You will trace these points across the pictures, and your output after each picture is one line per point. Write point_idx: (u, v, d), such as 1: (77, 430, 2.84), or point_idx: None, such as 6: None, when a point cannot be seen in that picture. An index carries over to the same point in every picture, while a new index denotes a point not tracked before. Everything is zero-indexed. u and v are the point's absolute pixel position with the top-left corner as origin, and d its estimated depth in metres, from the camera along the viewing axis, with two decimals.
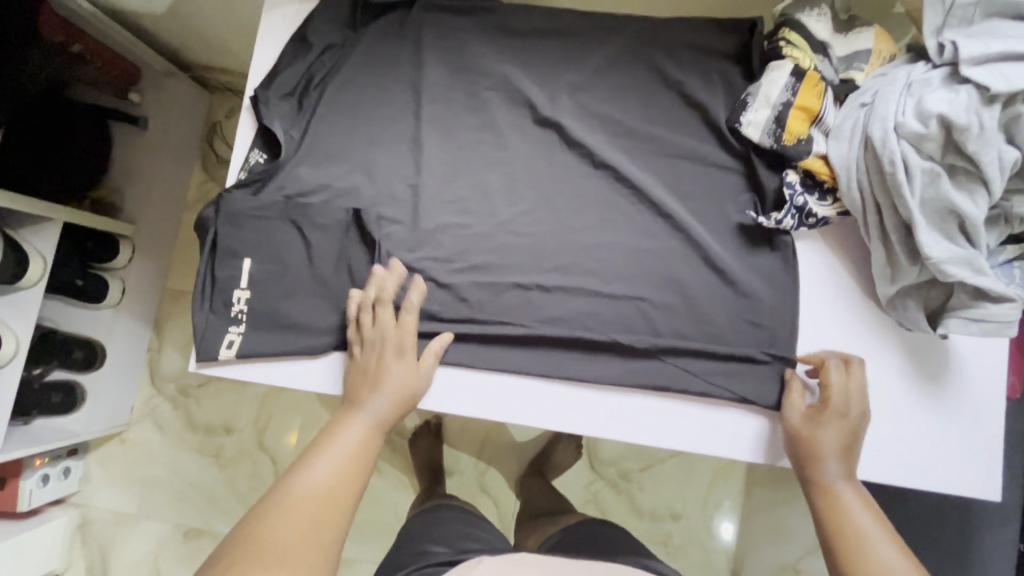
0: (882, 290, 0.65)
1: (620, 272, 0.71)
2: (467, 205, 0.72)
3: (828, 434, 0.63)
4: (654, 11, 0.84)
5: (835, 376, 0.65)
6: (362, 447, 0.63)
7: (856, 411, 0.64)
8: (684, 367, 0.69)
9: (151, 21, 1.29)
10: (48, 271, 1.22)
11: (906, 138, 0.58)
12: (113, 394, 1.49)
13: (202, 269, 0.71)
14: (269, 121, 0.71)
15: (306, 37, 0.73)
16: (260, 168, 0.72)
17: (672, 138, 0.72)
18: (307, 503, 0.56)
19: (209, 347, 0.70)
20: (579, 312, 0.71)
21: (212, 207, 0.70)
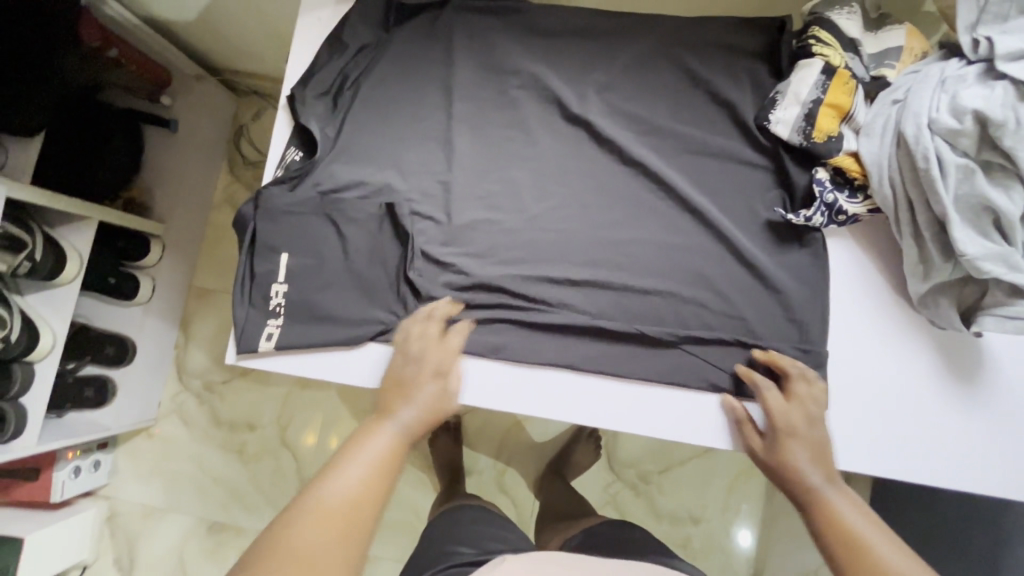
0: (915, 288, 0.65)
1: (648, 268, 0.71)
2: (497, 202, 0.74)
3: (793, 451, 0.63)
4: (680, 11, 0.84)
5: (771, 396, 0.66)
6: (389, 458, 0.60)
7: (807, 424, 0.65)
8: (710, 361, 0.70)
9: (184, 28, 1.33)
10: (83, 269, 1.26)
11: (940, 134, 0.58)
12: (142, 389, 1.53)
13: (241, 265, 0.74)
14: (306, 119, 0.73)
15: (340, 38, 0.76)
16: (296, 165, 0.75)
17: (700, 135, 0.72)
18: (334, 515, 0.53)
19: (249, 339, 0.73)
20: (606, 306, 0.71)
21: (251, 204, 0.73)
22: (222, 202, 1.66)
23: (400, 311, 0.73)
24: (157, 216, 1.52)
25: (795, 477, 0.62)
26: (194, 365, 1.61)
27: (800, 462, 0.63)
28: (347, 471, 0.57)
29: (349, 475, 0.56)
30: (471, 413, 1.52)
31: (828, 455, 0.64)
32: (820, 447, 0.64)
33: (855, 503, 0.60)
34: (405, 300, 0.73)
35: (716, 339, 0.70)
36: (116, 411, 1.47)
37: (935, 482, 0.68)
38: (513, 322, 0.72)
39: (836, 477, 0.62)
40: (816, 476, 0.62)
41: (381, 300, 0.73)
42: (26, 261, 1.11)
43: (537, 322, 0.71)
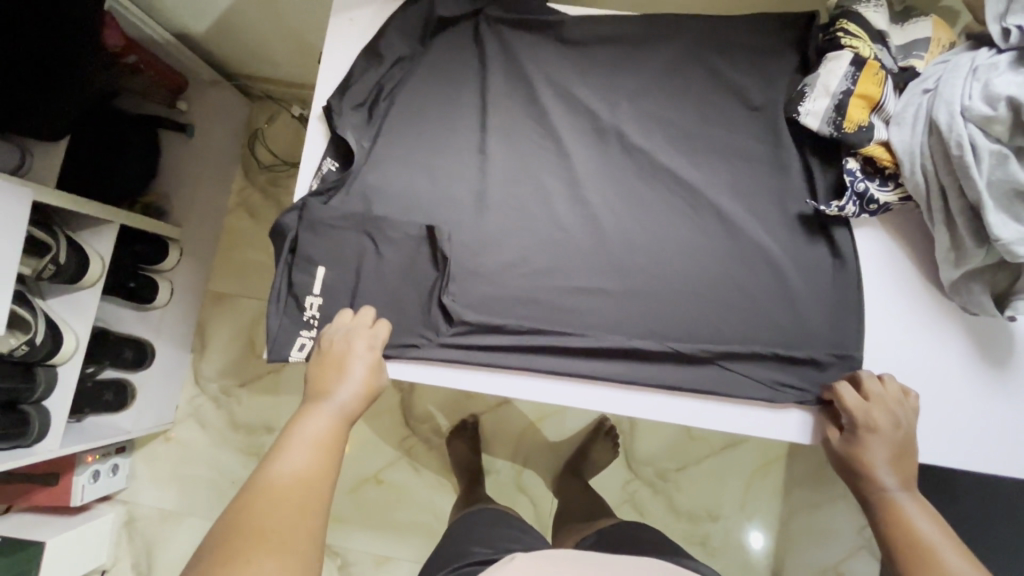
0: (946, 274, 0.66)
1: (679, 276, 0.73)
2: (531, 195, 0.75)
3: (870, 451, 0.64)
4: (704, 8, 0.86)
5: (851, 398, 0.65)
6: (330, 436, 0.62)
7: (888, 424, 0.64)
8: (746, 374, 0.71)
9: (202, 34, 1.34)
10: (105, 271, 1.27)
11: (973, 121, 0.59)
12: (160, 393, 1.53)
13: (279, 275, 0.75)
14: (342, 130, 0.74)
15: (377, 49, 0.77)
16: (333, 177, 0.76)
17: (731, 136, 0.74)
18: (287, 491, 0.55)
19: (281, 348, 0.74)
20: (640, 322, 0.73)
21: (295, 215, 0.75)
22: (236, 207, 1.66)
23: (431, 335, 0.74)
24: (175, 220, 1.54)
25: (870, 478, 0.64)
26: (212, 370, 1.61)
27: (876, 463, 0.64)
28: (292, 454, 0.59)
29: (296, 460, 0.58)
30: (488, 414, 1.52)
31: (906, 458, 0.64)
32: (901, 451, 0.64)
33: (924, 508, 0.62)
34: (437, 324, 0.74)
35: (751, 353, 0.71)
36: (135, 414, 1.48)
37: (969, 466, 0.69)
38: (546, 348, 0.73)
39: (910, 481, 0.63)
40: (891, 481, 0.63)
41: (413, 325, 0.74)
42: (50, 264, 1.12)
43: (571, 345, 0.72)
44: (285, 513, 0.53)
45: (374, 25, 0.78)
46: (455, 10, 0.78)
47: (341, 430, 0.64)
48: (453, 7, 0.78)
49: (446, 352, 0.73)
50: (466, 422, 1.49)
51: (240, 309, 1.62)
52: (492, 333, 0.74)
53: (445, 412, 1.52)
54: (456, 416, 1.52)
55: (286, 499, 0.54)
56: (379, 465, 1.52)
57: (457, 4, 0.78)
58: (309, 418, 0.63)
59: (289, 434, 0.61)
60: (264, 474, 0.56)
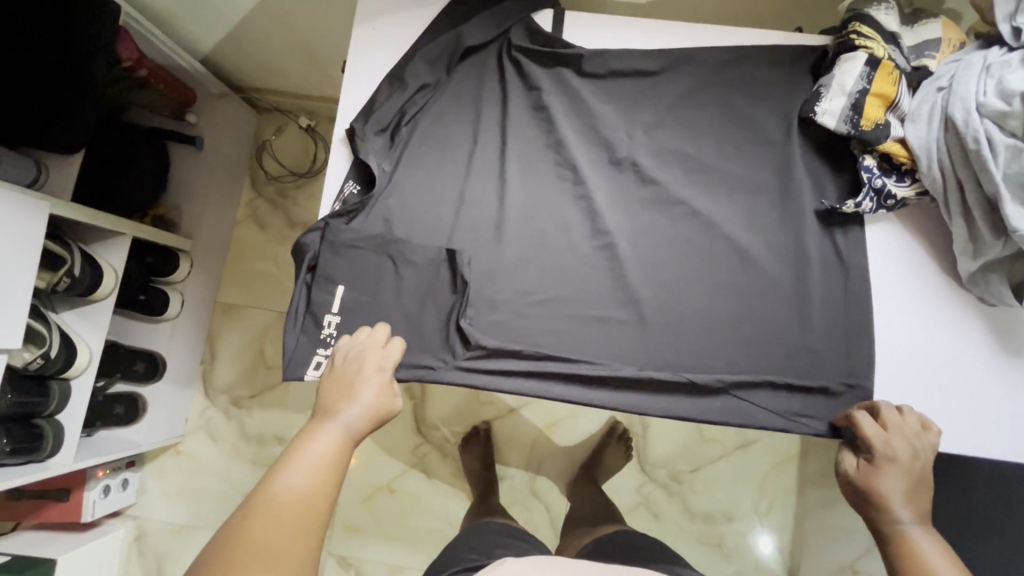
0: (965, 266, 0.68)
1: (695, 308, 0.74)
2: (553, 197, 0.76)
3: (886, 479, 0.62)
4: (718, 18, 0.90)
5: (869, 426, 0.65)
6: (335, 458, 0.59)
7: (907, 455, 0.63)
8: (760, 405, 0.72)
9: (214, 47, 1.36)
10: (118, 283, 1.27)
11: (989, 117, 0.61)
12: (170, 406, 1.52)
13: (298, 294, 0.74)
14: (365, 155, 0.73)
15: (402, 76, 0.76)
16: (354, 200, 0.74)
17: (745, 146, 0.76)
18: (279, 517, 0.52)
19: (297, 367, 0.73)
20: (654, 352, 0.74)
21: (316, 234, 0.73)
22: (247, 216, 1.67)
23: (446, 359, 0.73)
24: (184, 232, 1.54)
25: (884, 508, 0.61)
26: (221, 381, 1.60)
27: (894, 495, 0.61)
28: (294, 473, 0.55)
29: (294, 481, 0.55)
30: (500, 417, 1.51)
31: (924, 495, 0.62)
32: (917, 484, 0.62)
33: (946, 550, 0.57)
34: (453, 347, 0.73)
35: (759, 383, 0.72)
36: (147, 428, 1.47)
37: (991, 455, 0.70)
38: (560, 377, 0.73)
39: (927, 518, 0.60)
40: (907, 513, 0.60)
41: (430, 348, 0.73)
42: (65, 277, 1.13)
43: (585, 374, 0.73)
44: (273, 542, 0.51)
45: (396, 34, 0.78)
46: (480, 36, 0.76)
47: (347, 450, 0.61)
48: (478, 33, 0.76)
49: (464, 377, 0.73)
50: (478, 427, 1.49)
51: (249, 319, 1.62)
52: (508, 360, 0.73)
53: (457, 419, 1.52)
54: (468, 423, 1.52)
55: (278, 527, 0.52)
56: (391, 473, 1.51)
57: (481, 24, 0.77)
58: (315, 436, 0.60)
59: (294, 450, 0.58)
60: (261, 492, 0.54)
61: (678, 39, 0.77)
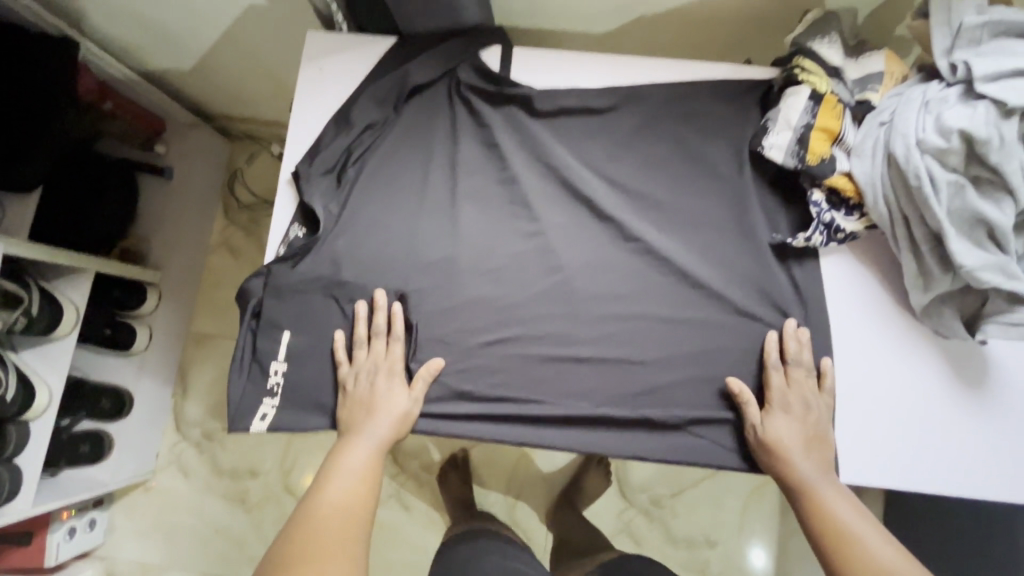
0: (916, 299, 0.67)
1: (651, 344, 0.72)
2: (502, 234, 0.74)
3: (786, 433, 0.67)
4: (670, 40, 0.93)
5: (776, 380, 0.69)
6: (369, 469, 0.65)
7: (802, 407, 0.68)
8: (714, 441, 0.71)
9: (179, 79, 1.36)
10: (80, 321, 1.24)
11: (928, 153, 0.60)
12: (139, 442, 1.49)
13: (243, 340, 0.72)
14: (310, 198, 0.72)
15: (348, 116, 0.75)
16: (299, 243, 0.72)
17: (697, 180, 0.75)
18: (333, 523, 0.60)
19: (243, 417, 0.71)
20: (610, 392, 0.71)
21: (259, 280, 0.72)
22: (218, 245, 1.65)
23: None
24: (152, 264, 1.52)
25: (787, 462, 0.66)
26: (193, 414, 1.57)
27: (795, 451, 0.67)
28: (338, 489, 0.63)
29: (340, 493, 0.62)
30: (478, 445, 1.47)
31: (817, 443, 0.68)
32: (813, 434, 0.68)
33: (841, 494, 0.66)
34: None
35: (714, 418, 0.71)
36: (114, 466, 1.43)
37: (957, 492, 0.68)
38: (515, 418, 0.71)
39: (821, 467, 0.67)
40: (808, 467, 0.66)
41: None
42: (22, 317, 1.10)
43: (539, 416, 0.70)
44: (344, 545, 0.58)
45: (343, 73, 0.77)
46: (427, 75, 0.76)
47: (379, 459, 0.67)
48: (425, 72, 0.76)
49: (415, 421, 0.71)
50: (456, 455, 1.46)
51: (220, 350, 1.59)
52: (459, 400, 0.71)
53: (433, 448, 1.49)
54: (445, 451, 1.49)
55: (336, 531, 0.59)
56: None
57: (428, 62, 0.76)
58: (347, 454, 0.66)
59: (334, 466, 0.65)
60: (315, 508, 0.61)
61: (626, 75, 0.77)
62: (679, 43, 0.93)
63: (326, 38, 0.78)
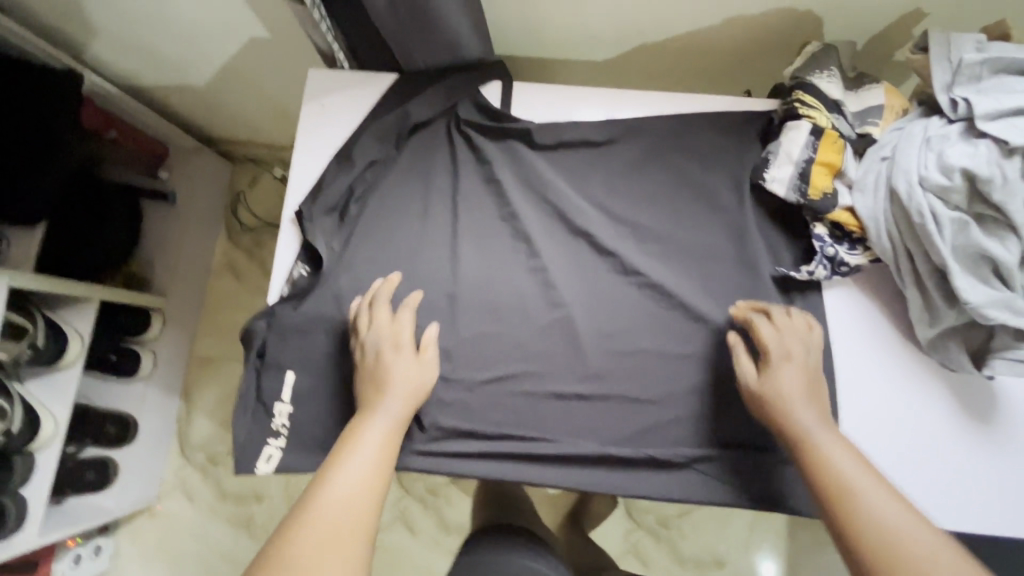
0: (923, 333, 0.66)
1: (656, 380, 0.72)
2: (504, 270, 0.73)
3: (784, 381, 0.62)
4: (669, 65, 0.94)
5: (766, 328, 0.65)
6: (383, 446, 0.59)
7: (799, 352, 0.64)
8: (722, 479, 0.70)
9: (183, 105, 1.37)
10: (85, 350, 1.25)
11: (931, 190, 0.60)
12: (144, 468, 1.49)
13: (247, 380, 0.72)
14: (313, 238, 0.72)
15: (349, 154, 0.75)
16: (303, 284, 0.73)
17: (699, 212, 0.74)
18: (340, 508, 0.52)
19: (249, 458, 0.70)
20: (615, 428, 0.71)
21: (263, 321, 0.72)
22: (220, 267, 1.65)
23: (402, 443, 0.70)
24: (157, 289, 1.53)
25: (788, 412, 0.61)
26: (197, 437, 1.57)
27: (795, 402, 0.61)
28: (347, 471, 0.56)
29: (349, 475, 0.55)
30: None
31: (818, 394, 0.63)
32: (813, 384, 0.63)
33: (845, 448, 0.58)
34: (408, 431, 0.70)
35: (718, 452, 0.70)
36: (119, 492, 1.43)
37: (968, 529, 0.68)
38: (518, 457, 0.70)
39: (826, 418, 0.61)
40: (809, 418, 0.60)
41: None
42: (27, 349, 1.11)
43: (542, 454, 0.70)
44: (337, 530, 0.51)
45: (344, 110, 0.78)
46: (427, 112, 0.76)
47: (394, 438, 0.61)
48: (424, 110, 0.76)
49: (419, 461, 0.70)
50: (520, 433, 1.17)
51: (225, 373, 1.59)
52: (464, 439, 0.70)
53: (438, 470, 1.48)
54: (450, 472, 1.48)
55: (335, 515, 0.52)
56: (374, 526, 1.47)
57: (429, 100, 0.77)
58: (361, 430, 0.60)
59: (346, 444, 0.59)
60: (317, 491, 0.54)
61: (625, 108, 0.77)
62: (680, 68, 0.95)
63: (326, 75, 0.78)
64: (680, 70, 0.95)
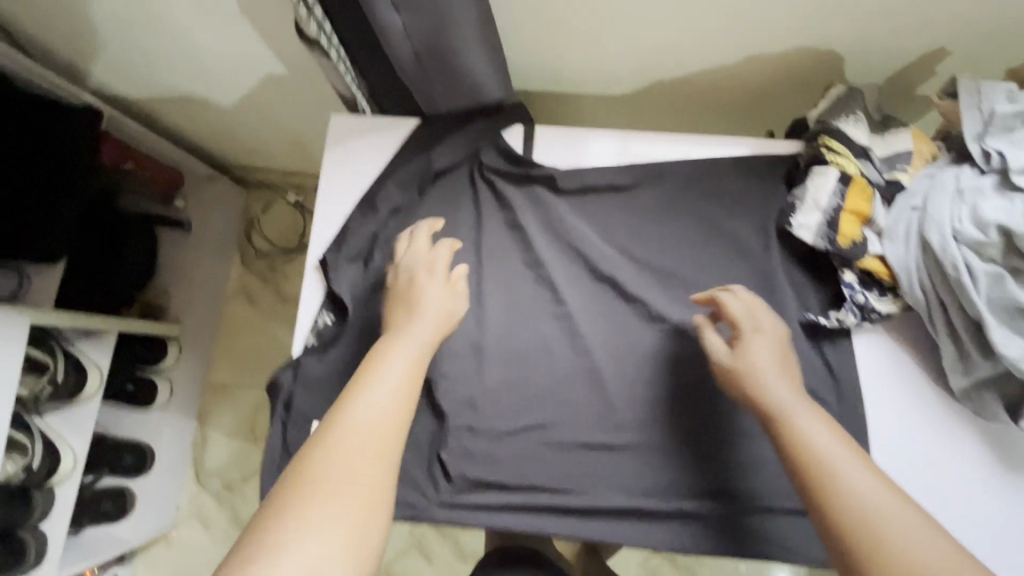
0: (957, 383, 0.65)
1: (686, 429, 0.70)
2: (529, 317, 0.73)
3: (755, 354, 0.59)
4: (689, 100, 0.94)
5: (733, 304, 0.64)
6: (413, 367, 0.56)
7: (768, 327, 0.62)
8: (758, 532, 0.68)
9: (199, 135, 1.38)
10: (103, 382, 1.25)
11: (966, 243, 0.60)
12: (160, 496, 1.49)
13: (274, 432, 0.72)
14: (338, 288, 0.72)
15: (373, 202, 0.76)
16: (328, 333, 0.73)
17: (725, 257, 0.74)
18: (365, 426, 0.50)
19: None
20: (645, 479, 0.70)
21: (289, 372, 0.72)
22: (234, 293, 1.65)
23: (429, 494, 0.70)
24: (172, 317, 1.53)
25: (761, 384, 0.57)
26: (212, 464, 1.57)
27: (768, 374, 0.58)
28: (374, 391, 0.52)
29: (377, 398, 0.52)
30: None
31: (791, 369, 0.60)
32: (786, 361, 0.60)
33: (823, 421, 0.54)
34: (435, 482, 0.70)
35: (756, 505, 0.68)
36: (136, 522, 1.43)
37: None
38: (547, 509, 0.69)
39: (802, 392, 0.57)
40: (783, 391, 0.56)
41: (412, 483, 0.70)
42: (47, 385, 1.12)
43: (572, 506, 0.69)
44: (356, 453, 0.48)
45: (367, 156, 0.78)
46: (449, 158, 0.77)
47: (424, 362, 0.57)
48: (448, 157, 0.77)
49: (447, 514, 0.69)
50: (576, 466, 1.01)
51: (239, 399, 1.59)
52: (491, 490, 0.70)
53: None
54: None
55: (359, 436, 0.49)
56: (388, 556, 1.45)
57: (452, 147, 0.77)
58: (388, 347, 0.57)
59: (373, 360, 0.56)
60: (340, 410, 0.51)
61: (647, 152, 0.77)
62: (700, 104, 0.95)
63: (348, 121, 0.78)
64: (700, 105, 0.95)
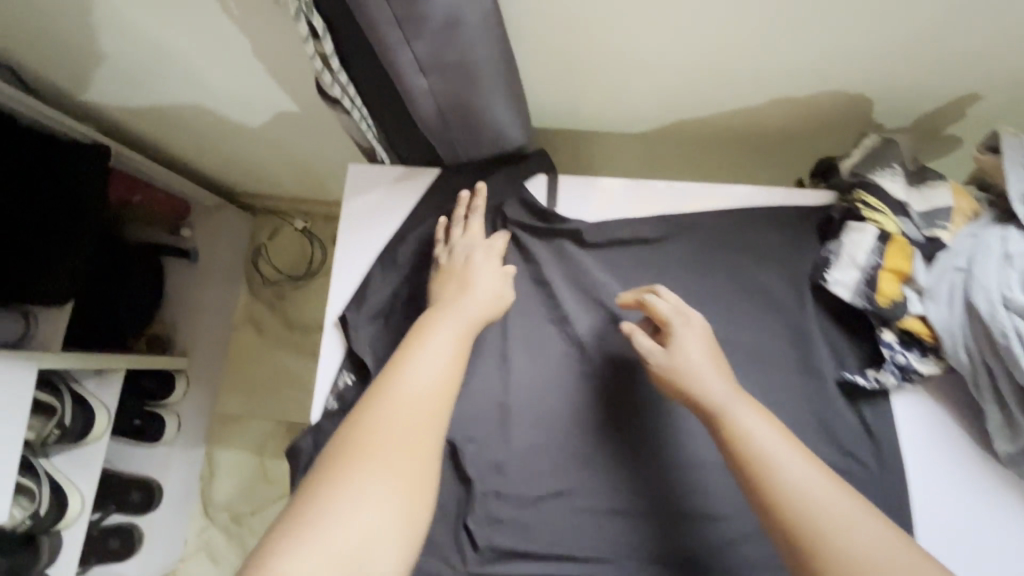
0: (1004, 449, 0.63)
1: (726, 496, 0.67)
2: (555, 376, 0.71)
3: (689, 353, 0.60)
4: (718, 136, 0.91)
5: (661, 304, 0.64)
6: (458, 342, 0.59)
7: (694, 323, 0.63)
8: None
9: (206, 165, 1.36)
10: (112, 421, 1.22)
11: (1016, 312, 0.58)
12: (168, 532, 1.46)
13: None
14: (359, 347, 0.71)
15: (395, 257, 0.74)
16: (350, 395, 0.70)
17: (757, 313, 0.71)
18: (417, 395, 0.53)
19: None
20: (684, 550, 0.66)
21: (309, 437, 0.69)
22: (242, 322, 1.61)
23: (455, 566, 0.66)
24: (180, 348, 1.51)
25: (698, 384, 0.58)
26: (220, 497, 1.53)
27: (703, 372, 0.59)
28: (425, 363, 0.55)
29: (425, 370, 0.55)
30: None
31: (721, 362, 0.61)
32: (715, 355, 0.61)
33: (757, 411, 0.56)
34: (462, 552, 0.67)
35: None
36: (143, 559, 1.41)
37: None
38: None
39: (735, 384, 0.58)
40: (719, 386, 0.58)
41: (437, 555, 0.67)
42: (55, 428, 1.11)
43: None
44: (405, 423, 0.51)
45: (386, 208, 0.76)
46: None
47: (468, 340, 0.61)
48: None
49: None
50: None
51: (247, 430, 1.56)
52: (520, 561, 0.67)
53: None
54: None
55: (410, 406, 0.52)
56: None
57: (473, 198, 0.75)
58: (437, 323, 0.60)
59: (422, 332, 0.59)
60: (392, 380, 0.54)
61: (675, 204, 0.75)
62: (728, 139, 0.92)
63: (367, 171, 0.76)
64: (728, 140, 0.92)
